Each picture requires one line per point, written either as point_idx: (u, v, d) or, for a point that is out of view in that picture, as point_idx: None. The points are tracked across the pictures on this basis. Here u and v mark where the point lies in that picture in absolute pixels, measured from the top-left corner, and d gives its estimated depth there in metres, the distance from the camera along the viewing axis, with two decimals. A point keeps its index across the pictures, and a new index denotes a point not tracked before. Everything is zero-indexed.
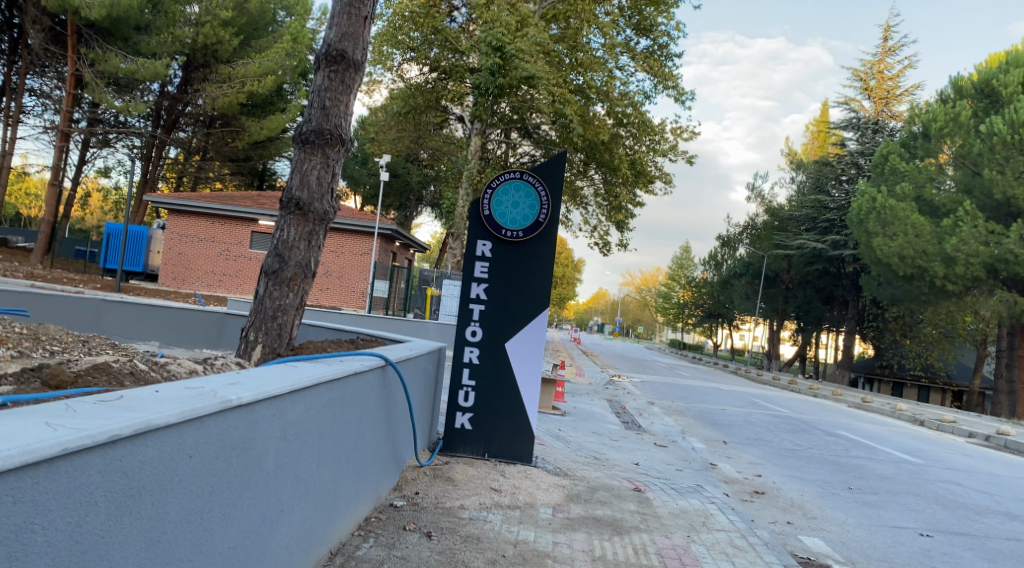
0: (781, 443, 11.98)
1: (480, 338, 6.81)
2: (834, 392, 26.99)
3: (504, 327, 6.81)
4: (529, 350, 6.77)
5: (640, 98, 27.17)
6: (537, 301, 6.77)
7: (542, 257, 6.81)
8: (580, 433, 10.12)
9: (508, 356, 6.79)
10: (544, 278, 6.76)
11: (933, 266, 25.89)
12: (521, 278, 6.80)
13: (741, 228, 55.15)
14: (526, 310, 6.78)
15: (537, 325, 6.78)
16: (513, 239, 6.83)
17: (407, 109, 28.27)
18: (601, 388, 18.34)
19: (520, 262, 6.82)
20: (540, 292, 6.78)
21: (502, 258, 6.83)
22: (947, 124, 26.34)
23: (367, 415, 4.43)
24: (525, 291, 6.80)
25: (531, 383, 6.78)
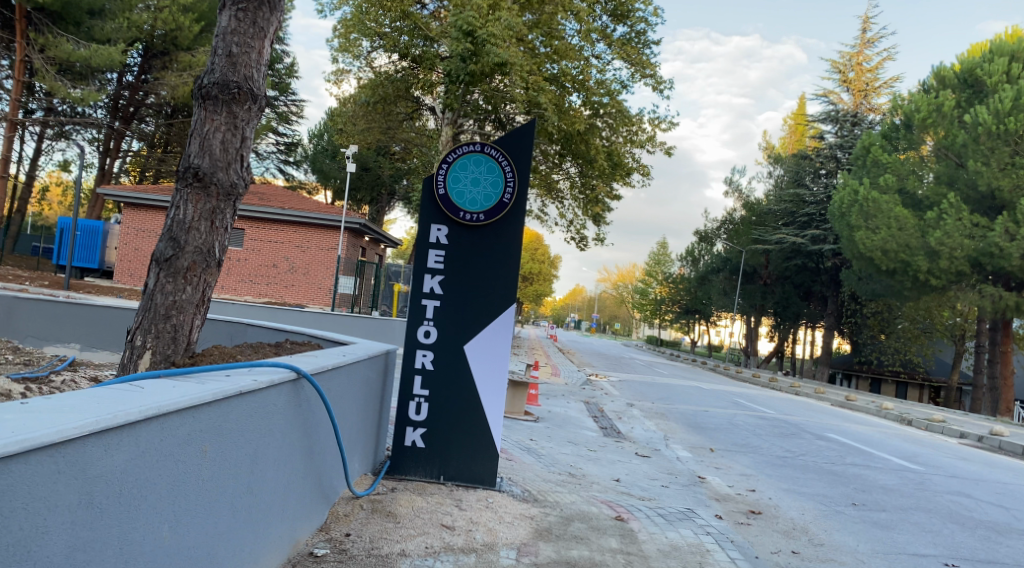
0: (770, 449, 11.10)
1: (435, 339, 5.79)
2: (816, 390, 26.28)
3: (463, 327, 5.81)
4: (491, 354, 5.78)
5: (617, 87, 26.27)
6: (502, 296, 5.79)
7: (508, 244, 5.82)
8: (554, 442, 9.15)
9: (467, 362, 5.78)
10: (510, 268, 5.78)
11: (917, 259, 25.28)
12: (483, 270, 5.80)
13: (717, 223, 54.57)
14: (489, 306, 5.80)
15: (502, 324, 5.80)
16: (473, 224, 5.82)
17: (375, 98, 27.11)
18: (577, 389, 17.39)
19: (483, 250, 5.82)
20: (505, 285, 5.80)
21: (461, 245, 5.83)
22: (930, 115, 25.70)
23: (273, 444, 3.43)
24: (487, 284, 5.80)
25: (494, 394, 5.78)
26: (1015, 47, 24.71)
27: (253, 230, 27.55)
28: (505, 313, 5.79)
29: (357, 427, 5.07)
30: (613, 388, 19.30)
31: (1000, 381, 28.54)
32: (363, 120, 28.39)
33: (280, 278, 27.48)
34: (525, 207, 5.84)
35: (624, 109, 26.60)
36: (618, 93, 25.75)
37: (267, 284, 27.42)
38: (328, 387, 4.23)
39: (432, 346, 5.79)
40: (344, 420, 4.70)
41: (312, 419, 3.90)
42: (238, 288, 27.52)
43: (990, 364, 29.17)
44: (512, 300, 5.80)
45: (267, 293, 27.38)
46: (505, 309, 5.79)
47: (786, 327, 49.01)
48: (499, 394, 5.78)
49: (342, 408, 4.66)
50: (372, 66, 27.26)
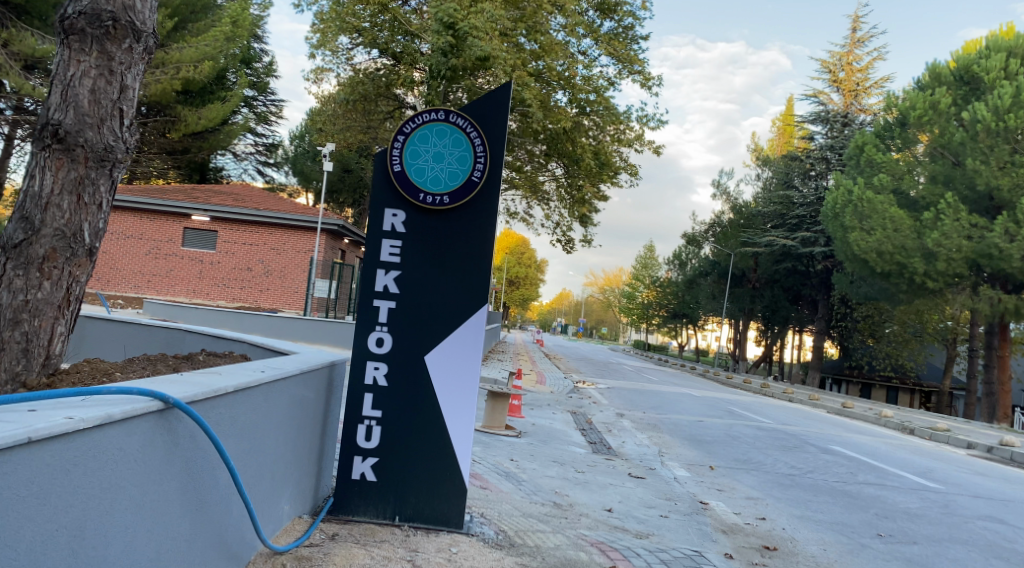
0: (775, 466, 10.13)
1: (389, 350, 4.77)
2: (811, 396, 25.37)
3: (422, 336, 4.79)
4: (456, 368, 4.78)
5: (604, 84, 25.38)
6: (470, 298, 4.80)
7: (479, 234, 4.82)
8: (538, 462, 8.14)
9: (427, 376, 4.78)
10: (478, 260, 4.81)
11: (914, 262, 24.48)
12: (446, 265, 4.81)
13: (705, 226, 53.72)
14: (457, 307, 4.80)
15: (472, 330, 4.80)
16: (434, 209, 4.81)
17: (354, 96, 25.98)
18: (564, 398, 16.37)
19: (446, 243, 4.82)
20: (475, 283, 4.81)
21: (421, 233, 4.82)
22: (926, 112, 24.79)
23: (136, 496, 2.47)
24: (453, 282, 4.80)
25: (461, 417, 4.77)
26: (1012, 43, 23.95)
27: (226, 231, 26.36)
28: (473, 319, 4.79)
29: (284, 463, 4.06)
30: (601, 396, 18.31)
31: (998, 386, 27.77)
32: (342, 119, 27.26)
33: (255, 282, 26.33)
34: (499, 189, 4.84)
35: (612, 106, 25.68)
36: (605, 90, 24.82)
37: (241, 288, 26.24)
38: (231, 418, 3.21)
39: (385, 358, 4.77)
40: (265, 456, 3.68)
41: (198, 463, 2.89)
42: (211, 292, 26.32)
43: (986, 369, 28.40)
44: (484, 301, 4.81)
45: (242, 299, 26.24)
46: (474, 312, 4.80)
47: (776, 331, 48.24)
48: (467, 417, 4.78)
49: (261, 442, 3.64)
50: (350, 63, 26.17)
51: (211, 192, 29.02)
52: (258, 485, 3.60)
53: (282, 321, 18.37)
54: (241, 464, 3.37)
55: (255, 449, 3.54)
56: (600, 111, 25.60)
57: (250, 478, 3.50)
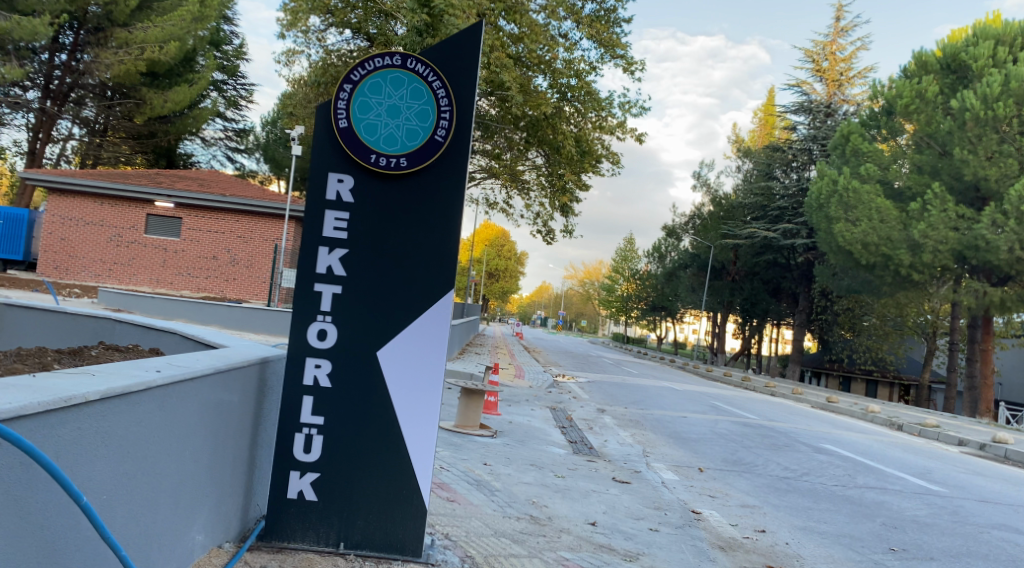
0: (768, 467, 9.44)
1: (334, 344, 3.98)
2: (793, 390, 24.79)
3: (374, 329, 4.00)
4: (415, 368, 4.01)
5: (585, 68, 24.66)
6: (432, 283, 4.02)
7: (444, 207, 4.04)
8: (515, 467, 7.38)
9: (380, 377, 3.99)
10: (441, 237, 4.02)
11: (899, 253, 24.00)
12: (403, 242, 4.02)
13: (685, 217, 53.20)
14: (417, 294, 4.01)
15: (433, 321, 4.02)
16: (390, 176, 4.01)
17: (326, 79, 24.95)
18: (543, 394, 15.62)
19: (402, 216, 4.03)
20: (439, 265, 4.03)
21: (373, 204, 4.02)
22: (913, 101, 24.22)
23: None
24: (411, 262, 4.02)
25: (420, 423, 4.00)
26: (1000, 30, 23.49)
27: (191, 218, 25.30)
28: (436, 307, 4.02)
29: (198, 484, 3.30)
30: (581, 390, 17.61)
31: (980, 380, 27.43)
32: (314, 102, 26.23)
33: (221, 272, 25.32)
34: (467, 153, 4.05)
35: (593, 91, 24.95)
36: (586, 74, 24.17)
37: (206, 278, 25.24)
38: (102, 434, 2.48)
39: (329, 354, 3.97)
40: (162, 480, 2.93)
41: None
42: (175, 282, 25.26)
43: (968, 362, 27.98)
44: (449, 284, 4.03)
45: (207, 288, 25.22)
46: (437, 300, 4.02)
47: (756, 324, 47.86)
48: (428, 424, 4.00)
49: (158, 462, 2.88)
50: (322, 45, 25.19)
51: (177, 178, 27.94)
52: (149, 516, 2.84)
53: (244, 311, 17.54)
54: (116, 493, 2.60)
55: (147, 474, 2.80)
56: (581, 96, 24.84)
57: (135, 509, 2.74)
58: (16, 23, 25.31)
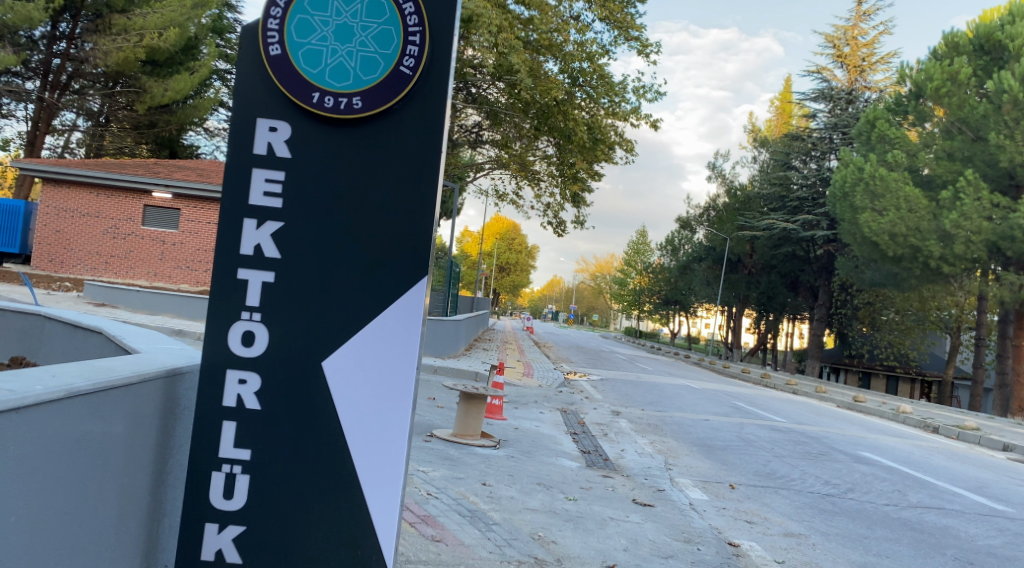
0: (807, 481, 8.34)
1: (265, 352, 2.94)
2: (817, 389, 23.57)
3: (320, 333, 2.96)
4: (375, 387, 2.96)
5: (597, 50, 23.58)
6: (399, 272, 2.97)
7: (414, 163, 2.98)
8: (518, 488, 6.32)
9: (327, 398, 2.95)
10: (411, 205, 2.97)
11: (930, 245, 22.77)
12: (360, 216, 2.97)
13: (700, 210, 51.93)
14: (376, 286, 2.96)
15: (399, 321, 2.97)
16: (340, 125, 2.96)
17: None
18: (552, 394, 14.54)
19: (358, 180, 2.97)
20: (410, 245, 2.98)
21: (318, 163, 2.97)
22: (945, 84, 22.90)
23: None
24: (371, 240, 2.97)
25: (380, 459, 2.95)
26: None
27: (189, 210, 24.34)
28: (403, 301, 2.97)
29: (37, 559, 2.29)
30: (593, 390, 16.54)
31: (1012, 377, 26.16)
32: None
33: None
34: (444, 91, 2.99)
35: (606, 75, 23.79)
36: (598, 57, 23.08)
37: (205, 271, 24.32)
38: None
39: (259, 365, 2.94)
40: None
41: None
42: (173, 275, 24.32)
43: (999, 359, 26.68)
44: (421, 271, 2.98)
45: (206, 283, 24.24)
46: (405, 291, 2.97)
47: (773, 318, 46.61)
48: (389, 460, 2.96)
49: None
50: None
51: (175, 168, 26.98)
52: None
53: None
54: None
55: None
56: (593, 80, 23.59)
57: None
58: (9, 8, 24.26)
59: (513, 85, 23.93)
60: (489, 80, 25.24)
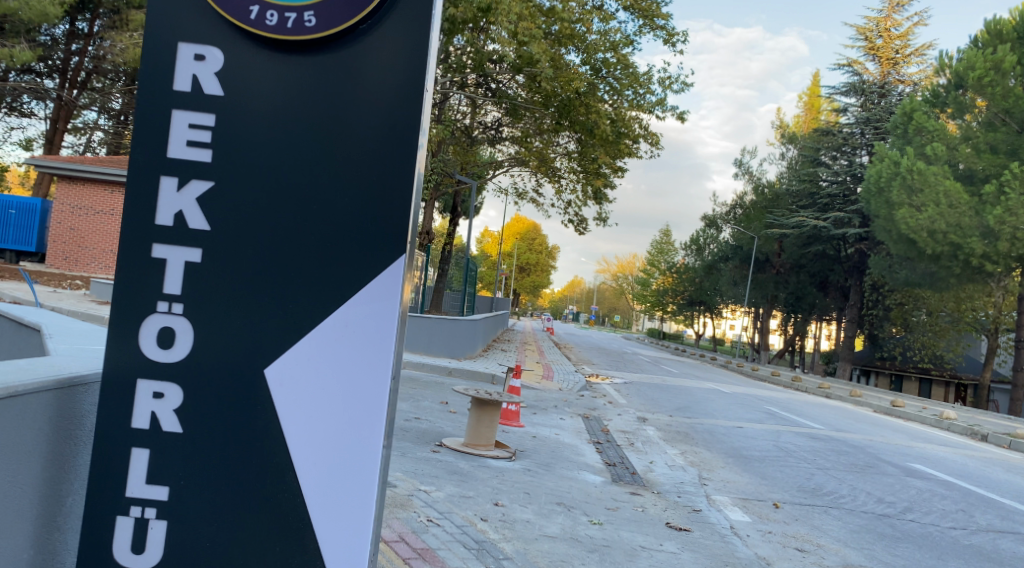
0: (859, 499, 7.49)
1: (194, 345, 2.44)
2: (852, 393, 22.51)
3: (260, 322, 2.45)
4: (339, 400, 2.46)
5: (621, 40, 22.98)
6: (364, 252, 2.46)
7: (383, 114, 2.47)
8: (536, 509, 5.54)
9: (273, 409, 2.46)
10: (378, 165, 2.47)
11: (972, 242, 21.67)
12: (312, 182, 2.46)
13: (726, 208, 50.74)
14: (331, 266, 2.45)
15: (367, 321, 2.45)
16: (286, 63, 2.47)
17: None
18: (574, 398, 13.72)
19: (312, 137, 2.47)
20: (376, 215, 2.46)
21: (255, 110, 2.46)
22: (988, 72, 21.63)
23: None
24: (326, 211, 2.46)
25: (349, 490, 2.45)
26: None
27: None
28: (370, 291, 2.45)
29: None
30: (617, 393, 15.71)
31: None
32: None
33: None
34: (424, 27, 2.47)
35: (630, 66, 23.07)
36: (623, 47, 22.33)
37: None
38: None
39: (184, 368, 2.44)
40: None
41: None
42: None
43: None
44: (393, 254, 2.47)
45: None
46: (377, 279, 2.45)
47: (801, 319, 45.32)
48: (354, 488, 2.45)
49: None
50: None
51: None
52: None
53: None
54: None
55: None
56: (617, 72, 22.93)
57: None
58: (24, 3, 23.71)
59: (533, 79, 23.34)
60: (509, 73, 24.44)
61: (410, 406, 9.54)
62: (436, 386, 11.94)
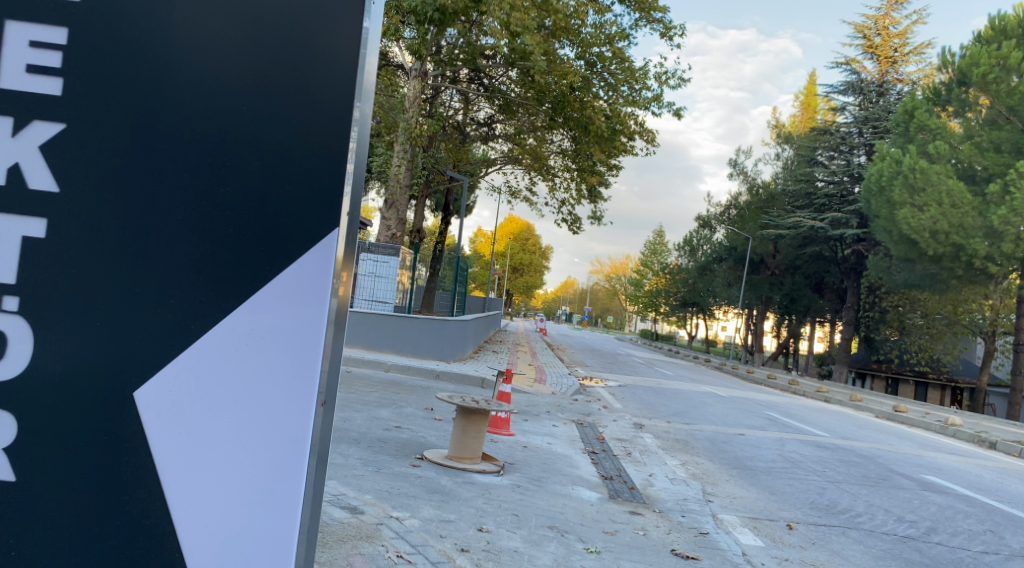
0: (878, 518, 6.87)
1: (42, 328, 2.21)
2: (851, 397, 21.96)
3: (125, 305, 2.24)
4: (242, 421, 2.22)
5: (619, 33, 22.41)
6: (264, 252, 2.24)
7: (301, 90, 2.25)
8: (526, 536, 4.89)
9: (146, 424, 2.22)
10: (276, 142, 2.25)
11: (975, 242, 21.15)
12: (194, 153, 2.26)
13: (721, 208, 50.17)
14: (215, 254, 2.24)
15: (280, 337, 2.22)
16: (176, 13, 2.25)
17: None
18: (568, 404, 13.10)
19: (197, 97, 2.26)
20: (276, 198, 2.25)
21: (133, 65, 2.25)
22: (993, 69, 21.18)
23: None
24: (212, 188, 2.26)
25: (248, 532, 2.20)
26: None
27: None
28: (279, 294, 2.22)
29: None
30: (612, 397, 15.05)
31: None
32: None
33: None
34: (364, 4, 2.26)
35: (626, 60, 22.53)
36: (618, 40, 21.80)
37: None
38: None
39: (27, 364, 2.21)
40: None
41: None
42: None
43: None
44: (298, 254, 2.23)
45: None
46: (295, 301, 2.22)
47: (796, 321, 44.73)
48: (250, 530, 2.20)
49: None
50: None
51: None
52: None
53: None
54: None
55: None
56: (612, 67, 22.58)
57: None
58: None
59: (527, 73, 22.84)
60: (501, 66, 23.86)
61: (391, 413, 8.85)
62: (421, 391, 11.23)
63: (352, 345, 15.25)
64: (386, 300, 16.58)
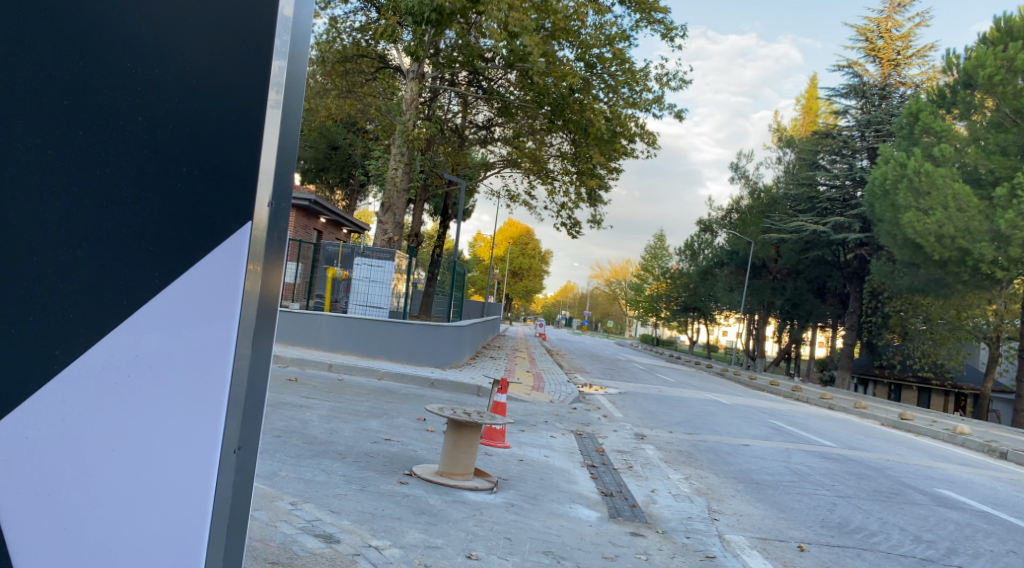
0: (893, 538, 6.49)
1: None
2: (856, 404, 21.55)
3: None
4: (124, 483, 1.58)
5: (619, 35, 22.14)
6: (157, 243, 1.61)
7: (215, 33, 1.66)
8: (519, 563, 4.50)
9: None
10: (174, 94, 1.62)
11: (981, 246, 20.83)
12: (51, 86, 1.55)
13: (722, 212, 49.88)
14: (76, 239, 1.57)
15: (177, 364, 1.61)
16: None
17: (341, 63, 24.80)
18: (566, 412, 12.73)
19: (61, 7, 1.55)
20: (172, 171, 1.62)
21: None
22: (999, 71, 20.83)
23: None
24: (75, 140, 1.56)
25: None
26: None
27: None
28: (180, 308, 1.61)
29: None
30: (612, 406, 14.66)
31: None
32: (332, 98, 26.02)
33: None
34: None
35: (627, 62, 22.25)
36: (618, 42, 21.55)
37: None
38: None
39: None
40: None
41: None
42: None
43: None
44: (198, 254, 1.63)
45: None
46: (210, 337, 1.64)
47: (798, 326, 44.45)
48: None
49: None
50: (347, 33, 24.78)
51: None
52: None
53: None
54: None
55: None
56: (613, 68, 22.28)
57: None
58: None
59: (526, 74, 22.55)
60: (500, 67, 23.54)
61: (380, 424, 8.46)
62: (414, 399, 10.84)
63: (345, 352, 14.84)
64: (380, 306, 16.20)
